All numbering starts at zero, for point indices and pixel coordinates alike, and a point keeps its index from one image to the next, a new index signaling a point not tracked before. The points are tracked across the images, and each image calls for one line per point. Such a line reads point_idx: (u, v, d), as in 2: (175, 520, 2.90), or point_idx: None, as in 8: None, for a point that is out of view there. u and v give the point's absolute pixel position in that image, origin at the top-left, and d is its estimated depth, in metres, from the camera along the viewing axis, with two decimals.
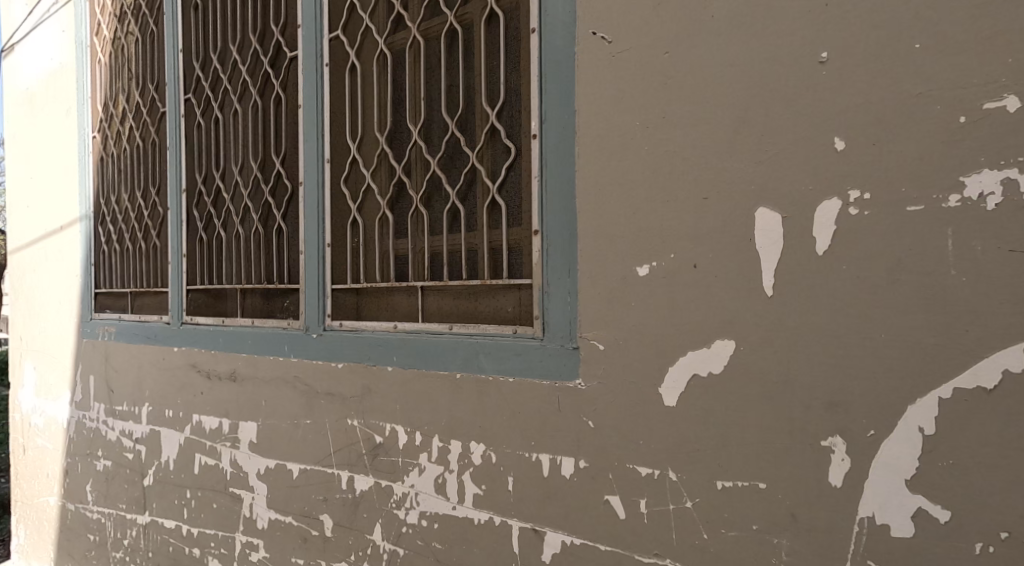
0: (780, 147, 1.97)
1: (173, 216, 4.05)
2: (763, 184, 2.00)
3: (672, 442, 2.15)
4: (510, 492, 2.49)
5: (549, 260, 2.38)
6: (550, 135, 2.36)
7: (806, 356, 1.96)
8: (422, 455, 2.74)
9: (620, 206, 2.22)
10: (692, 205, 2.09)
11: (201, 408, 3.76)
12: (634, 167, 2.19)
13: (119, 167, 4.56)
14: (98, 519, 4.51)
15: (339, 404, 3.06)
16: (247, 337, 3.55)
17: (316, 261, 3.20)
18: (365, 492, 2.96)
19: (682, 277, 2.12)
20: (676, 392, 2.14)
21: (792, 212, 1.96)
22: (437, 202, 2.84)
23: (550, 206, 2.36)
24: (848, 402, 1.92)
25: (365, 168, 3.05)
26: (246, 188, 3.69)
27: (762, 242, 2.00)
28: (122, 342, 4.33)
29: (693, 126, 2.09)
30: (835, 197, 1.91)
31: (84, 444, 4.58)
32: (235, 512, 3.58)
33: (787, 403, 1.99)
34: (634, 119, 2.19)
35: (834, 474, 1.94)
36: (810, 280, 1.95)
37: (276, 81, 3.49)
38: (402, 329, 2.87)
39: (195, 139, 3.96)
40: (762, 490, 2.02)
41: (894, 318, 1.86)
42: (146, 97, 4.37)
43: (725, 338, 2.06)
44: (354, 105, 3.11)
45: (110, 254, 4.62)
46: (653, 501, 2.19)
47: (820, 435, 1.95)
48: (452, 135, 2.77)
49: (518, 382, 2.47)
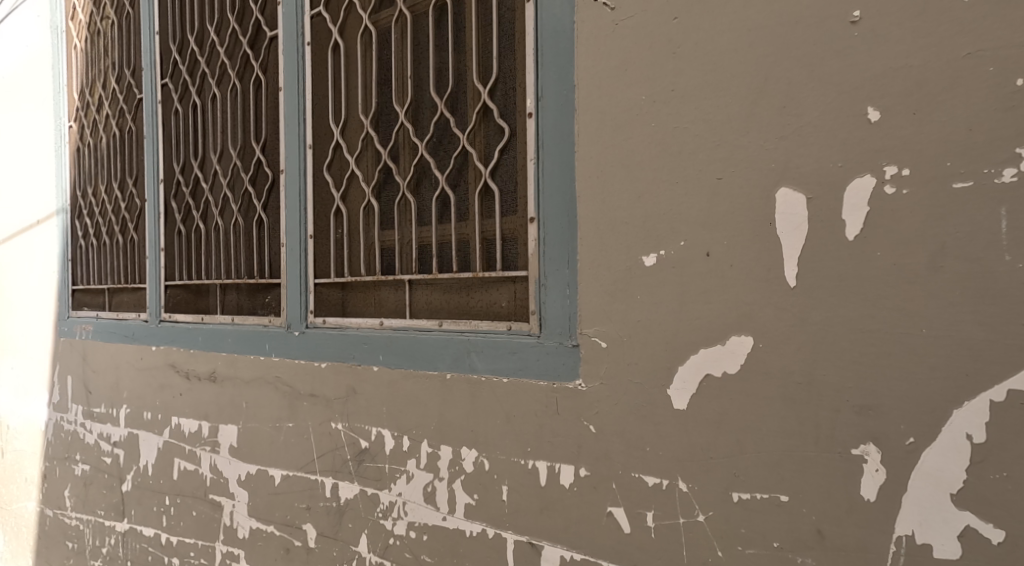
0: (805, 121, 1.78)
1: (150, 209, 3.84)
2: (785, 162, 1.80)
3: (684, 450, 1.95)
4: (505, 503, 2.29)
5: (547, 250, 2.18)
6: (548, 114, 2.15)
7: (833, 354, 1.76)
8: (411, 461, 2.54)
9: (625, 190, 2.01)
10: (705, 187, 1.89)
11: (179, 410, 3.56)
12: (641, 147, 1.98)
13: (96, 158, 4.35)
14: (76, 526, 4.30)
15: (322, 406, 2.85)
16: (227, 335, 3.34)
17: (298, 254, 3.00)
18: (350, 500, 2.75)
19: (695, 267, 1.91)
20: (686, 395, 1.94)
21: (818, 192, 1.76)
22: (426, 189, 2.64)
23: (547, 192, 2.17)
24: (882, 405, 1.72)
25: (348, 154, 2.84)
26: (225, 176, 3.48)
27: (785, 229, 1.80)
28: (99, 341, 4.12)
29: (707, 99, 1.89)
30: (868, 175, 1.71)
31: (61, 447, 4.37)
32: (215, 521, 3.38)
33: (813, 406, 1.79)
34: (641, 94, 1.98)
35: (867, 487, 1.74)
36: (838, 269, 1.75)
37: (256, 63, 3.28)
38: (390, 326, 2.67)
39: (172, 126, 3.75)
40: (784, 503, 1.83)
41: (937, 309, 1.67)
42: (122, 83, 4.16)
43: (742, 334, 1.86)
44: (338, 86, 2.90)
45: (87, 249, 4.41)
46: (661, 514, 1.99)
47: (850, 442, 1.75)
48: (441, 115, 2.56)
49: (514, 382, 2.26)
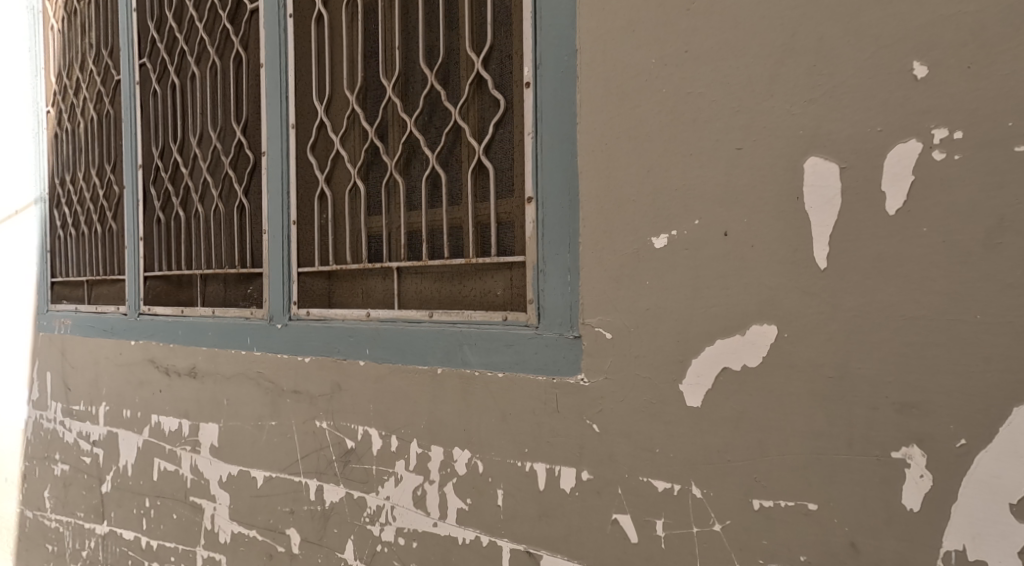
0: (837, 82, 1.58)
1: (128, 195, 3.63)
2: (814, 130, 1.60)
3: (700, 452, 1.76)
4: (500, 508, 2.09)
5: (546, 233, 1.98)
6: (546, 84, 1.95)
7: (868, 344, 1.57)
8: (399, 462, 2.34)
9: (632, 163, 1.82)
10: (723, 159, 1.70)
11: (159, 407, 3.36)
12: (650, 116, 1.79)
13: (75, 144, 4.14)
14: (56, 528, 4.10)
15: (307, 403, 2.66)
16: (207, 329, 3.15)
17: (280, 241, 2.80)
18: (336, 504, 2.56)
19: (711, 248, 1.72)
20: (701, 391, 1.75)
21: (852, 162, 1.57)
22: (416, 168, 2.44)
23: (546, 168, 1.97)
24: (927, 402, 1.53)
25: (333, 133, 2.64)
26: (205, 160, 3.28)
27: (814, 204, 1.61)
28: (77, 335, 3.92)
29: (726, 59, 1.69)
30: (912, 140, 1.52)
31: (41, 447, 4.17)
32: (196, 524, 3.18)
33: (844, 403, 1.60)
34: (651, 56, 1.79)
35: (908, 495, 1.55)
36: (875, 248, 1.56)
37: (236, 39, 3.09)
38: (376, 317, 2.47)
39: (151, 108, 3.54)
40: (812, 512, 1.63)
41: (993, 292, 1.48)
42: (98, 65, 3.94)
43: (764, 323, 1.67)
44: (322, 61, 2.70)
45: (65, 240, 4.20)
46: (672, 523, 1.80)
47: (889, 443, 1.56)
48: (432, 88, 2.36)
49: (510, 378, 2.07)
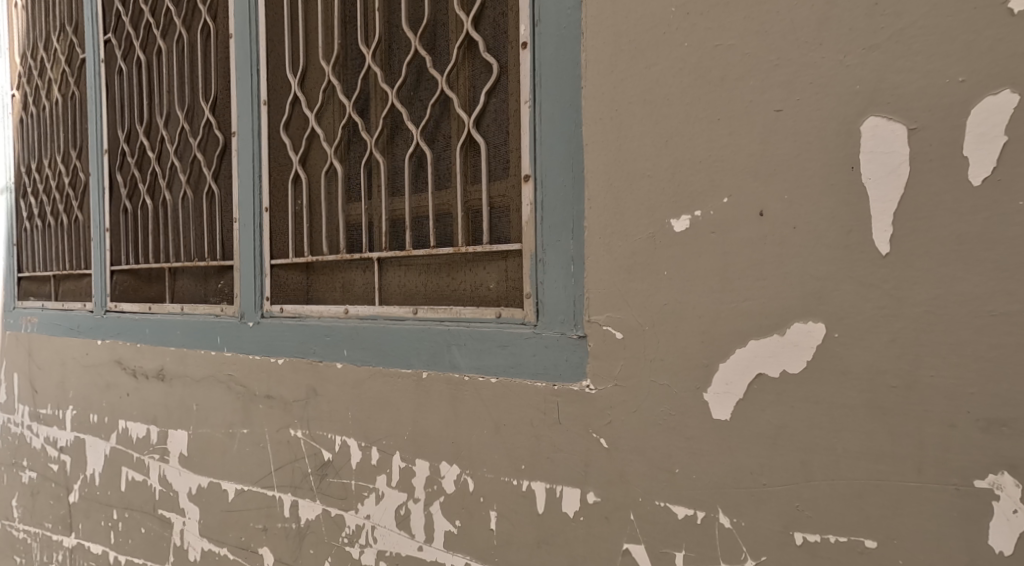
0: (903, 27, 1.32)
1: (93, 183, 3.33)
2: (874, 87, 1.34)
3: (732, 474, 1.48)
4: (494, 534, 1.81)
5: (546, 217, 1.69)
6: (546, 43, 1.67)
7: (941, 344, 1.31)
8: (380, 478, 2.06)
9: (648, 131, 1.54)
10: (760, 124, 1.43)
11: (128, 412, 3.07)
12: (669, 75, 1.52)
13: (41, 128, 3.84)
14: (23, 539, 3.79)
15: (280, 409, 2.38)
16: (175, 327, 2.86)
17: (251, 229, 2.51)
18: (312, 522, 2.28)
19: (745, 231, 1.45)
20: (731, 401, 1.47)
21: (924, 122, 1.31)
22: (399, 147, 2.15)
23: (545, 141, 1.68)
24: (1019, 416, 1.27)
25: (308, 110, 2.35)
26: (173, 142, 2.99)
27: (873, 175, 1.35)
28: (44, 335, 3.62)
29: (762, 3, 1.42)
30: (1005, 93, 1.26)
31: (8, 452, 3.86)
32: (164, 540, 2.90)
33: (911, 417, 1.34)
34: (669, 4, 1.51)
35: (996, 535, 1.29)
36: (951, 227, 1.30)
37: (204, 8, 2.81)
38: (355, 314, 2.19)
39: (116, 87, 3.24)
40: (870, 550, 1.37)
41: None
42: (63, 42, 3.64)
43: (810, 321, 1.40)
44: (296, 28, 2.41)
45: (32, 232, 3.90)
46: (698, 558, 1.52)
47: (972, 470, 1.30)
48: (416, 54, 2.07)
49: (504, 384, 1.79)
